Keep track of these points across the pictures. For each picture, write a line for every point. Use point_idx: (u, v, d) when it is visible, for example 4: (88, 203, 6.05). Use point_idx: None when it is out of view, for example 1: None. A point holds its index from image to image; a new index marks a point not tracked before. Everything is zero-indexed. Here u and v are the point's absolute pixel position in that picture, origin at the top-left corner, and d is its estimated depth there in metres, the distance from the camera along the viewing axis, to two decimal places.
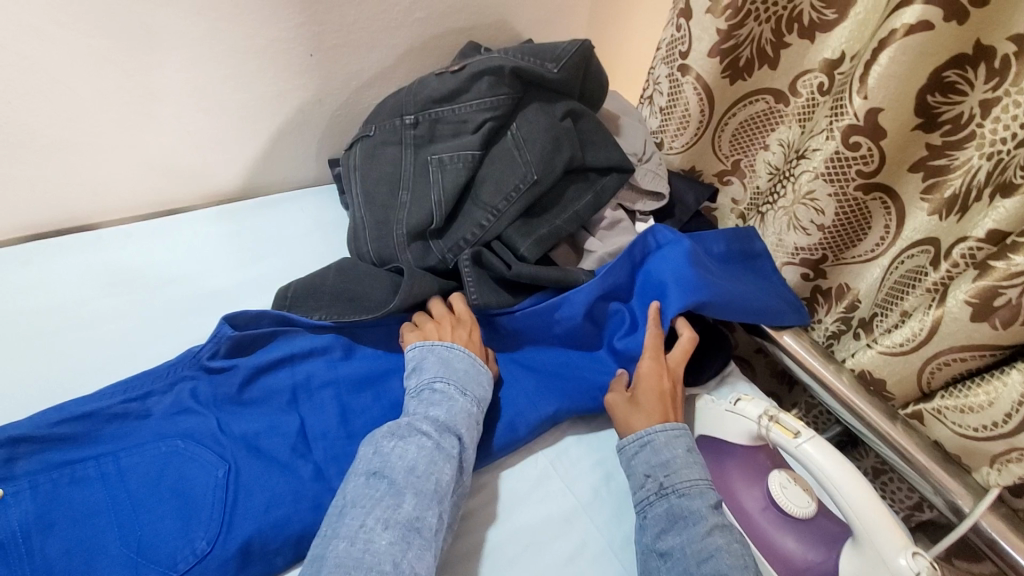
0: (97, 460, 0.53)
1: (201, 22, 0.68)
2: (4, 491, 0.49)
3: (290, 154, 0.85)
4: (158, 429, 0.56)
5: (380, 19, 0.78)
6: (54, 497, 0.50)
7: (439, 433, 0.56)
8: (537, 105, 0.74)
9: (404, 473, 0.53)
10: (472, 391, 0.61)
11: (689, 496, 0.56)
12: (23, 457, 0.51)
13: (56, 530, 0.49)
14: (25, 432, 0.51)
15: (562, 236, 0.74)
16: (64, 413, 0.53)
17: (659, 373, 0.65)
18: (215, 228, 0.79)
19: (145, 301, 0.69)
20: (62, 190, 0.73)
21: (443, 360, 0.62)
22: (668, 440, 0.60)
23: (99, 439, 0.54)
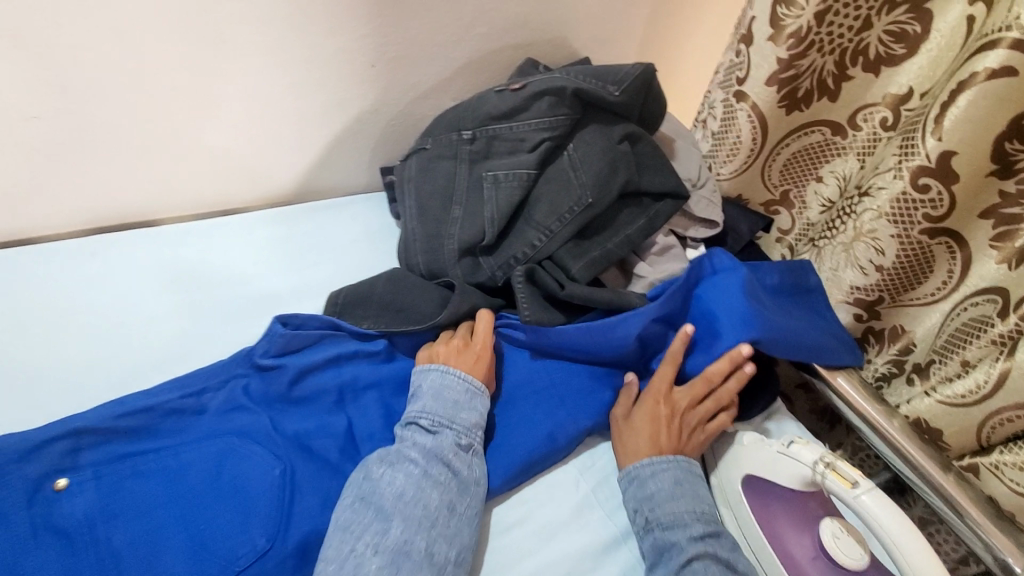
0: (157, 454, 0.53)
1: (278, 31, 0.69)
2: (71, 481, 0.50)
3: (345, 161, 0.87)
4: (213, 426, 0.56)
5: (441, 33, 0.79)
6: (117, 489, 0.51)
7: (426, 461, 0.56)
8: (595, 127, 0.74)
9: (390, 501, 0.53)
10: (462, 415, 0.60)
11: (672, 528, 0.58)
12: (86, 449, 0.52)
13: (121, 521, 0.50)
14: (86, 425, 0.52)
15: (613, 260, 0.74)
16: (126, 407, 0.54)
17: (658, 398, 0.66)
18: (269, 230, 0.80)
19: (201, 299, 0.71)
20: (129, 187, 0.74)
21: (436, 386, 0.61)
22: (655, 474, 0.62)
23: (156, 434, 0.55)
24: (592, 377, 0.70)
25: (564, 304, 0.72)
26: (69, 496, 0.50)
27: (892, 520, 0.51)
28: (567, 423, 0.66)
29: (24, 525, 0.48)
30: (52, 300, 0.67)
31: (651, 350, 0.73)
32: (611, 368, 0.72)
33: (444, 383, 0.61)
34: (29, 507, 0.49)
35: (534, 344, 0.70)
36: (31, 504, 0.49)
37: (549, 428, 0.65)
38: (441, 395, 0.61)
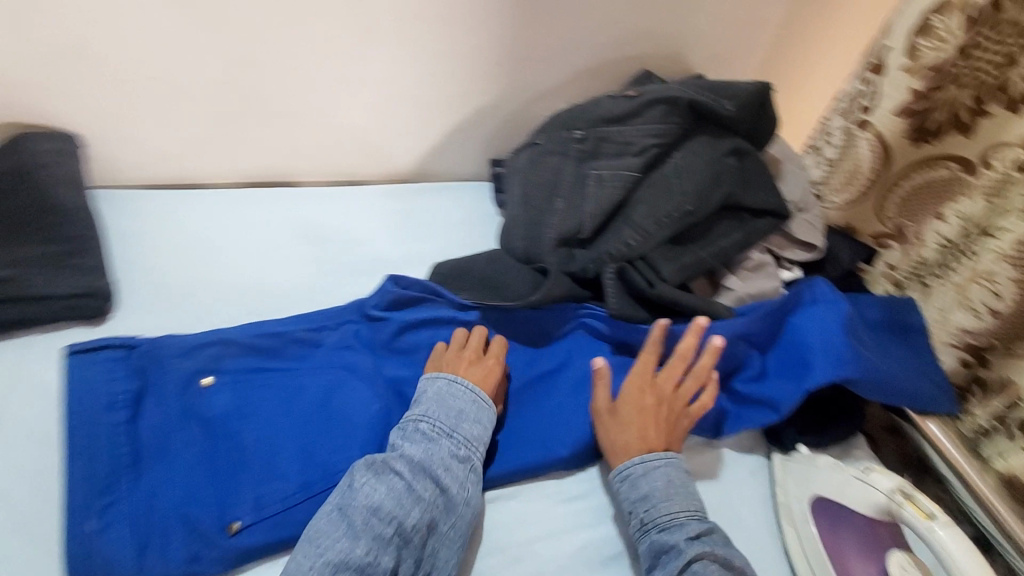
0: (281, 373, 0.63)
1: (426, 26, 0.77)
2: (216, 380, 0.60)
3: (459, 149, 0.94)
4: (327, 359, 0.65)
5: (567, 40, 0.84)
6: (248, 396, 0.60)
7: (412, 474, 0.55)
8: (704, 138, 0.76)
9: (363, 515, 0.52)
10: (463, 426, 0.59)
11: (669, 530, 0.56)
12: (230, 357, 0.62)
13: (249, 421, 0.58)
14: (233, 337, 0.62)
15: (704, 269, 0.75)
16: (262, 330, 0.64)
17: (638, 387, 0.65)
18: (386, 205, 0.89)
19: (323, 255, 0.80)
20: (278, 151, 0.85)
21: (439, 393, 0.61)
22: (647, 472, 0.60)
23: (283, 357, 0.64)
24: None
25: (650, 304, 0.75)
26: (212, 392, 0.59)
27: (967, 558, 0.51)
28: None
29: (177, 409, 0.57)
30: (203, 236, 0.77)
31: (731, 367, 0.72)
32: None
33: (449, 391, 0.61)
34: (182, 395, 0.58)
35: (614, 337, 0.74)
36: (184, 393, 0.58)
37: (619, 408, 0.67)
38: (444, 403, 0.60)
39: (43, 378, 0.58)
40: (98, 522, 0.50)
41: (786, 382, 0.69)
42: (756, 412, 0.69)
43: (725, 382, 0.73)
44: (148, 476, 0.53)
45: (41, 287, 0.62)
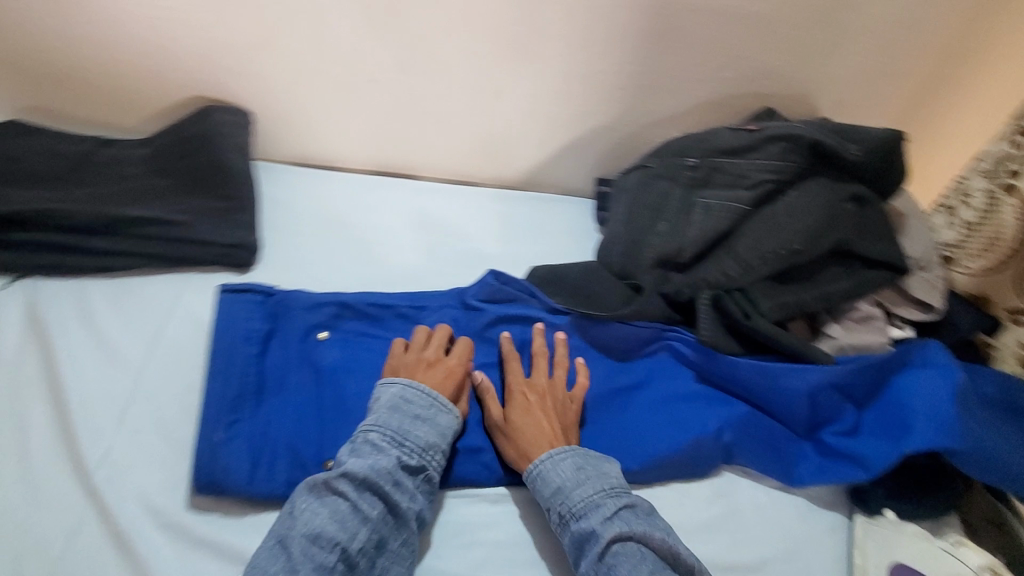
0: (384, 341, 0.69)
1: (561, 47, 0.82)
2: (332, 335, 0.67)
3: (570, 164, 0.98)
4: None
5: (691, 72, 0.86)
6: (355, 355, 0.67)
7: (356, 494, 0.53)
8: (823, 181, 0.75)
9: (302, 544, 0.49)
10: (416, 433, 0.57)
11: (585, 516, 0.56)
12: (345, 319, 0.69)
13: (353, 376, 0.64)
14: (350, 302, 0.69)
15: (805, 311, 0.74)
16: (375, 300, 0.71)
17: (522, 390, 0.66)
18: (495, 207, 0.95)
19: (432, 243, 0.87)
20: (408, 147, 0.93)
21: (393, 402, 0.59)
22: (555, 467, 0.59)
23: (387, 327, 0.70)
24: (750, 413, 0.70)
25: (743, 336, 0.74)
26: (325, 346, 0.66)
27: None
28: (719, 430, 0.68)
29: (296, 354, 0.64)
30: (334, 211, 0.87)
31: (822, 417, 0.69)
32: (770, 417, 0.71)
33: (401, 399, 0.59)
34: (301, 343, 0.66)
35: (700, 367, 0.74)
36: (303, 342, 0.66)
37: (696, 433, 0.67)
38: (396, 411, 0.58)
39: (197, 309, 0.68)
40: (222, 435, 0.57)
41: (881, 442, 0.65)
42: (842, 468, 0.66)
43: (812, 432, 0.70)
44: (267, 406, 0.60)
45: (211, 234, 0.73)
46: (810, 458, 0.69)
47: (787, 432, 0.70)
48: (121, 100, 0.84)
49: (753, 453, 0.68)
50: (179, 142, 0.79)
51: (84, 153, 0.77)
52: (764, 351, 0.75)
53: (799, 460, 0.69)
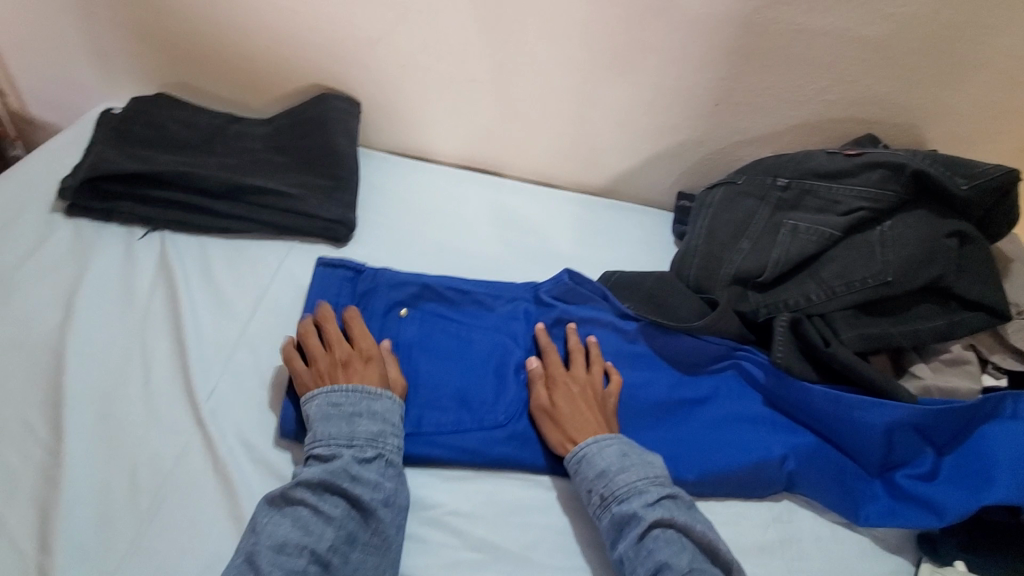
0: (459, 324, 0.72)
1: (656, 59, 0.84)
2: (411, 314, 0.72)
3: (652, 176, 0.99)
4: (497, 323, 0.73)
5: (790, 92, 0.85)
6: (430, 334, 0.71)
7: (315, 498, 0.53)
8: (924, 213, 0.72)
9: (267, 555, 0.49)
10: (360, 428, 0.57)
11: (628, 500, 0.57)
12: (424, 299, 0.73)
13: (426, 354, 0.69)
14: (432, 284, 0.73)
15: (890, 345, 0.71)
16: (453, 285, 0.74)
17: (564, 381, 0.67)
18: (574, 211, 0.97)
19: (511, 239, 0.90)
20: (497, 145, 0.97)
21: (322, 410, 0.58)
22: (601, 451, 0.61)
23: (463, 312, 0.74)
24: (818, 445, 0.68)
25: (818, 363, 0.72)
26: (405, 322, 0.71)
27: None
28: (783, 458, 0.66)
29: (377, 327, 0.70)
30: (423, 199, 0.92)
31: (896, 457, 0.67)
32: (839, 451, 0.69)
33: (329, 404, 0.58)
34: (383, 318, 0.71)
35: (770, 391, 0.72)
36: (385, 317, 0.71)
37: (758, 455, 0.66)
38: (330, 414, 0.58)
39: (298, 275, 0.75)
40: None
41: (958, 491, 0.63)
42: (914, 512, 0.64)
43: (884, 471, 0.68)
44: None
45: (314, 207, 0.79)
46: (879, 499, 0.66)
47: (858, 468, 0.68)
48: (250, 83, 0.93)
49: (818, 486, 0.66)
50: (298, 125, 0.88)
51: (217, 127, 0.86)
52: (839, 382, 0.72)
53: (868, 499, 0.66)
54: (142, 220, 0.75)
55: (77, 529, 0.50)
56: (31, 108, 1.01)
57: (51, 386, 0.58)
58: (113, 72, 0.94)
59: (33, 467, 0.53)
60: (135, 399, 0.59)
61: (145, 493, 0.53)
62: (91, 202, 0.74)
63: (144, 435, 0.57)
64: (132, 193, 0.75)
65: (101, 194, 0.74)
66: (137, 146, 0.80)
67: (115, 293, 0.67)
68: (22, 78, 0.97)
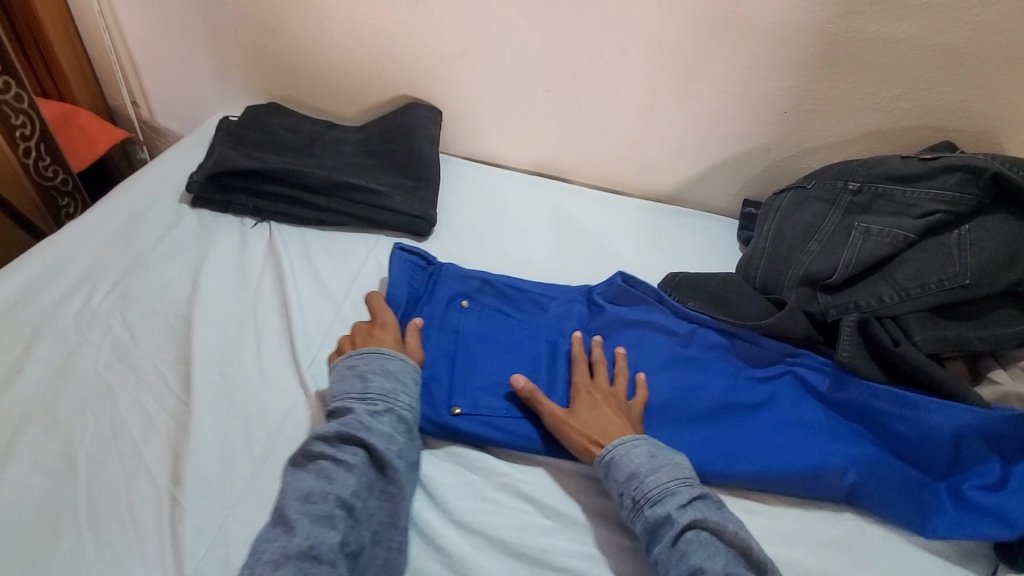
0: (514, 319, 0.76)
1: (724, 68, 0.87)
2: (471, 307, 0.76)
3: (718, 184, 1.01)
4: (551, 322, 0.77)
5: (862, 100, 0.86)
6: (486, 327, 0.74)
7: (335, 450, 0.57)
8: (1006, 216, 0.70)
9: (295, 504, 0.53)
10: (372, 384, 0.62)
11: (661, 502, 0.57)
12: (483, 294, 0.78)
13: (482, 345, 0.72)
14: (493, 280, 0.78)
15: (968, 349, 0.70)
16: (512, 284, 0.79)
17: (587, 389, 0.68)
18: (638, 215, 1.01)
19: (576, 240, 0.95)
20: (566, 152, 1.03)
21: (341, 371, 0.64)
22: (628, 453, 0.61)
23: (520, 309, 0.78)
24: (880, 454, 0.66)
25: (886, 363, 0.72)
26: (465, 314, 0.75)
27: None
28: (843, 470, 0.65)
29: (439, 315, 0.74)
30: (495, 201, 0.98)
31: (960, 466, 0.65)
32: (902, 460, 0.66)
33: (348, 366, 0.64)
34: (445, 308, 0.75)
35: (828, 397, 0.71)
36: (446, 309, 0.75)
37: (815, 461, 0.65)
38: (348, 374, 0.63)
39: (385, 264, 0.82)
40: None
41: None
42: (982, 523, 0.61)
43: (949, 480, 0.65)
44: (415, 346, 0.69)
45: (400, 203, 0.86)
46: (945, 511, 0.63)
47: (922, 476, 0.65)
48: (345, 94, 1.03)
49: (879, 496, 0.64)
50: (386, 132, 0.97)
51: (317, 133, 0.96)
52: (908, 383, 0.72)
53: (934, 511, 0.63)
54: (253, 211, 0.85)
55: (202, 466, 0.58)
56: (159, 118, 1.16)
57: (181, 346, 0.67)
58: (230, 86, 1.07)
59: (168, 413, 0.62)
60: (249, 362, 0.67)
61: (257, 442, 0.61)
62: (212, 194, 0.84)
63: (257, 392, 0.64)
64: (247, 187, 0.85)
65: (221, 187, 0.84)
66: (251, 147, 0.91)
67: (232, 273, 0.77)
68: (155, 91, 1.12)
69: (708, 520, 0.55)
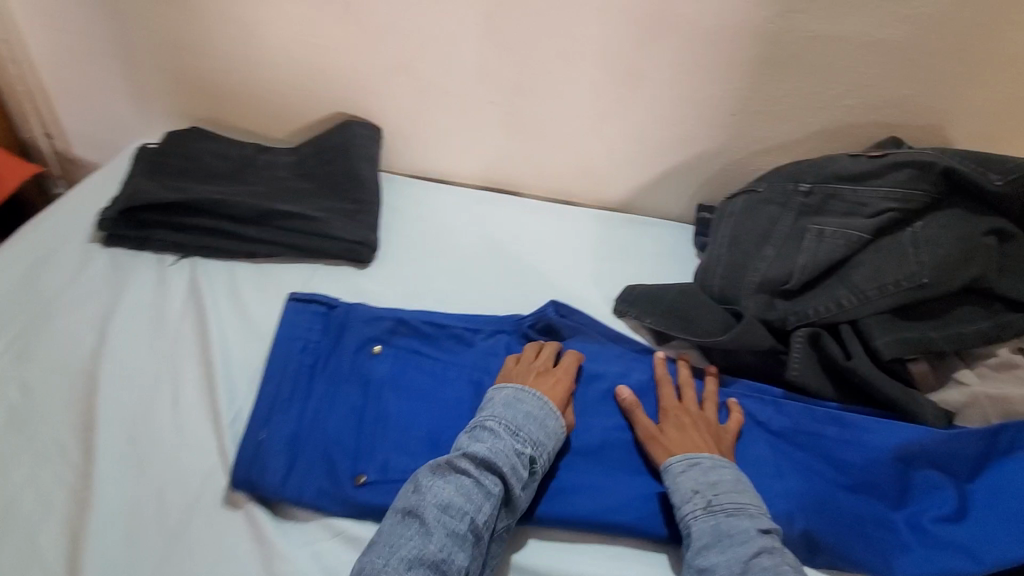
0: (435, 361, 0.70)
1: (669, 72, 0.84)
2: (386, 350, 0.69)
3: (671, 190, 0.99)
4: (476, 359, 0.71)
5: (809, 99, 0.84)
6: (404, 371, 0.68)
7: (479, 472, 0.56)
8: (957, 211, 0.69)
9: (434, 511, 0.53)
10: (528, 428, 0.61)
11: (739, 518, 0.56)
12: (399, 334, 0.71)
13: (398, 393, 0.66)
14: (407, 318, 0.71)
15: (930, 350, 0.67)
16: (431, 319, 0.73)
17: (676, 411, 0.67)
18: (592, 226, 0.97)
19: (528, 257, 0.90)
20: (514, 165, 0.99)
21: (506, 399, 0.63)
22: (715, 466, 0.61)
23: (440, 347, 0.71)
24: (827, 492, 0.62)
25: (840, 382, 0.70)
26: (378, 359, 0.68)
27: None
28: (789, 515, 0.60)
29: (349, 363, 0.67)
30: (441, 221, 0.93)
31: (915, 499, 0.62)
32: (853, 495, 0.62)
33: (517, 396, 0.64)
34: (355, 355, 0.68)
35: (770, 427, 0.68)
36: (357, 354, 0.68)
37: None
38: (513, 405, 0.63)
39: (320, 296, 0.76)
40: (266, 434, 0.59)
41: (990, 533, 0.58)
42: (950, 557, 0.58)
43: (907, 515, 0.61)
44: (313, 402, 0.63)
45: (338, 228, 0.80)
46: (911, 548, 0.59)
47: (877, 510, 0.61)
48: (277, 115, 0.97)
49: (837, 546, 0.59)
50: (322, 152, 0.91)
51: (247, 158, 0.89)
52: (862, 402, 0.70)
53: (896, 551, 0.59)
54: (174, 246, 0.78)
55: (106, 550, 0.52)
56: (76, 148, 1.08)
57: (89, 409, 0.61)
58: (150, 110, 1.00)
59: (66, 491, 0.56)
60: (166, 421, 0.60)
61: (171, 512, 0.55)
62: (126, 231, 0.77)
63: (172, 455, 0.58)
64: (167, 222, 0.78)
65: (136, 224, 0.77)
66: (172, 177, 0.84)
67: (149, 319, 0.70)
68: (71, 120, 1.03)
69: (785, 551, 0.54)
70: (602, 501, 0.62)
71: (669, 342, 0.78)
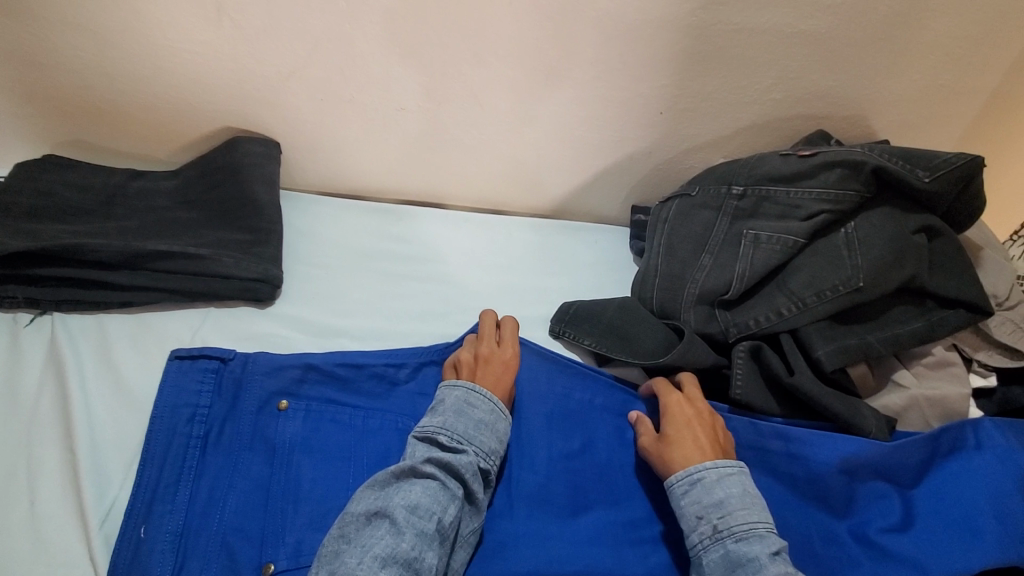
0: (353, 412, 0.62)
1: (591, 71, 0.77)
2: (294, 406, 0.61)
3: (605, 191, 0.94)
4: (402, 404, 0.65)
5: (736, 93, 0.81)
6: (317, 429, 0.61)
7: (445, 476, 0.54)
8: (887, 211, 0.68)
9: (403, 511, 0.50)
10: (482, 436, 0.58)
11: (749, 542, 0.52)
12: (309, 385, 0.63)
13: (312, 455, 0.59)
14: (317, 363, 0.63)
15: (869, 355, 0.66)
16: (345, 359, 0.65)
17: (678, 405, 0.63)
18: (524, 233, 0.91)
19: (456, 276, 0.83)
20: (435, 174, 0.91)
21: (459, 403, 0.60)
22: (721, 480, 0.56)
23: (360, 394, 0.64)
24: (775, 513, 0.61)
25: (783, 395, 0.68)
26: (286, 419, 0.60)
27: None
28: None
29: (249, 429, 0.59)
30: (358, 240, 0.85)
31: (862, 511, 0.61)
32: (800, 512, 0.61)
33: (468, 401, 0.60)
34: (257, 415, 0.60)
35: None
36: (259, 415, 0.60)
37: None
38: (465, 413, 0.59)
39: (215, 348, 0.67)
40: (146, 532, 0.52)
41: (936, 544, 0.58)
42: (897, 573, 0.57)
43: (853, 527, 0.60)
44: (207, 481, 0.56)
45: (232, 266, 0.70)
46: (861, 564, 0.58)
47: (824, 525, 0.61)
48: (156, 133, 0.84)
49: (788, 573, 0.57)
50: (208, 174, 0.79)
51: (116, 185, 0.77)
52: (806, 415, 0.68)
53: (845, 568, 0.58)
54: (30, 301, 0.65)
55: None
56: None
57: None
58: None
59: None
60: (19, 530, 0.51)
61: None
62: None
63: None
64: (18, 275, 0.64)
65: None
66: (22, 221, 0.71)
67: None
68: None
69: None
70: (546, 551, 0.57)
71: (608, 362, 0.74)
